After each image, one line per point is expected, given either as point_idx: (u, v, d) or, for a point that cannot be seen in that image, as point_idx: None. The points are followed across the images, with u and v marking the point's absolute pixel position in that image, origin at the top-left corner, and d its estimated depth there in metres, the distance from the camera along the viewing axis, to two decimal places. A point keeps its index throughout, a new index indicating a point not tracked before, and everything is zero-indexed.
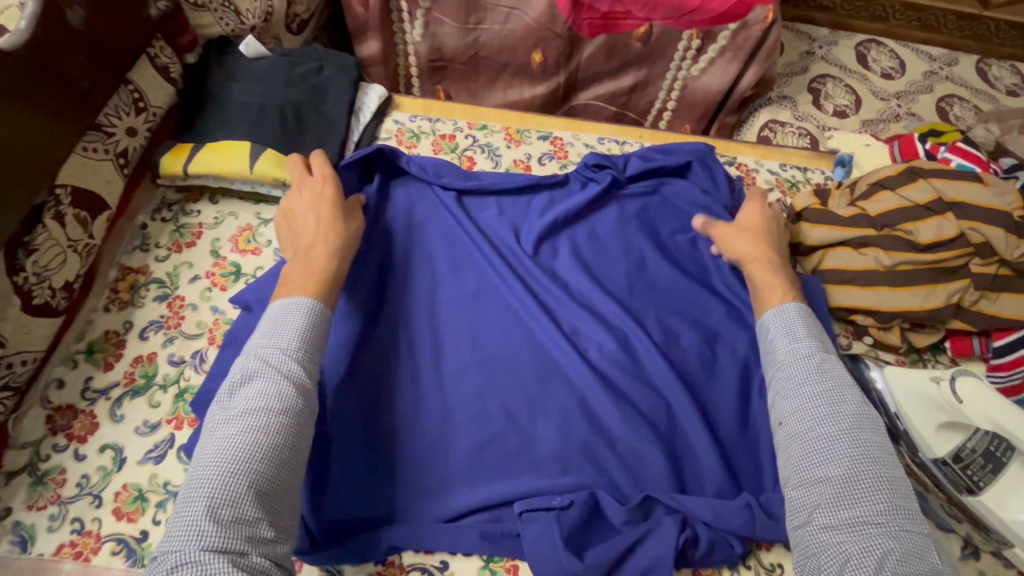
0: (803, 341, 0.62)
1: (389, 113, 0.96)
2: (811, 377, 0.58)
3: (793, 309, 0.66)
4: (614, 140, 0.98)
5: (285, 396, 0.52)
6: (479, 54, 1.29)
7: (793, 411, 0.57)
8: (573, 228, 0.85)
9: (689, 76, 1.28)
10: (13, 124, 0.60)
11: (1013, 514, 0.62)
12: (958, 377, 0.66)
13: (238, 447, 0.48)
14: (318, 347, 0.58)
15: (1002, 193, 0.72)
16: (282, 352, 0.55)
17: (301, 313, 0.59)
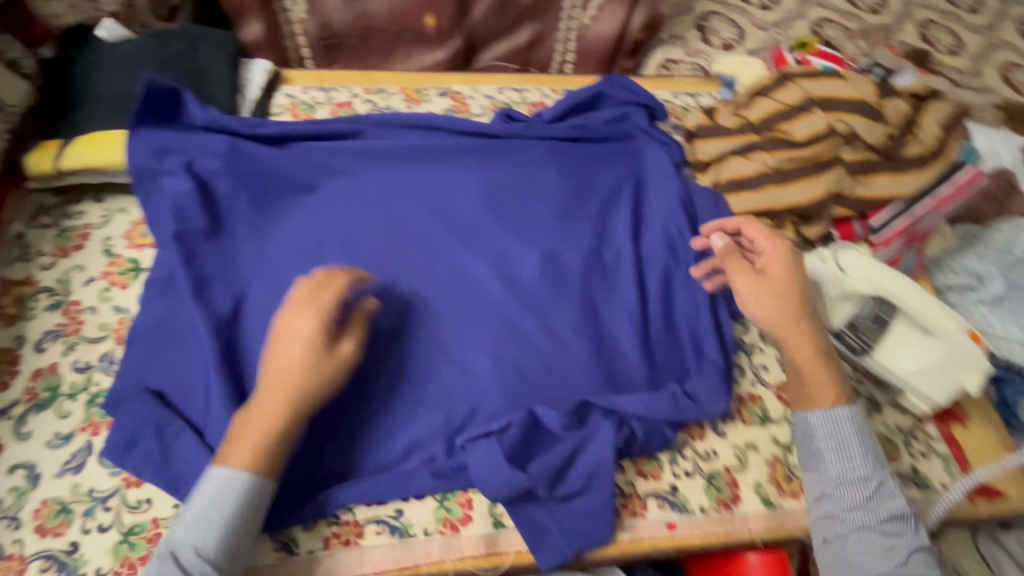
0: (853, 459, 0.59)
1: (279, 88, 0.93)
2: (856, 491, 0.58)
3: (845, 414, 0.61)
4: (513, 89, 0.99)
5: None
6: (370, 25, 1.26)
7: (844, 511, 0.58)
8: (494, 160, 0.87)
9: (581, 25, 1.31)
10: None
11: (901, 365, 0.71)
12: (840, 252, 0.74)
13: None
14: (252, 512, 0.53)
15: (858, 85, 0.78)
16: (200, 543, 0.50)
17: (231, 480, 0.52)
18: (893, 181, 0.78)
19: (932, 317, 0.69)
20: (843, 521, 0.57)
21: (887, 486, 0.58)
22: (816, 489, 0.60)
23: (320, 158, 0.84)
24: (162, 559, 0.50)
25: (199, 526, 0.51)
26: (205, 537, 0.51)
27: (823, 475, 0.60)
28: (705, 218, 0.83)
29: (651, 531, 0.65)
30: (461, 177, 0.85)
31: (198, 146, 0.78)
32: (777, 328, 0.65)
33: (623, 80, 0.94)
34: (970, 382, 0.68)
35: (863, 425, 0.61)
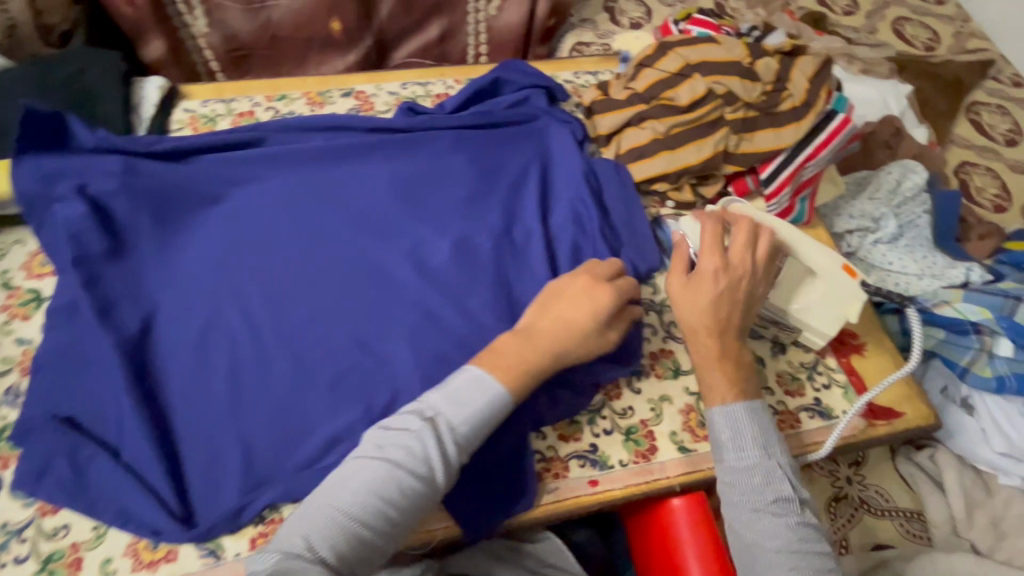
0: (748, 448, 0.62)
1: (177, 104, 0.92)
2: (752, 479, 0.61)
3: (740, 409, 0.64)
4: (417, 83, 1.00)
5: (433, 462, 0.56)
6: (277, 34, 1.25)
7: (743, 498, 0.60)
8: (400, 152, 0.88)
9: (489, 15, 1.32)
10: None
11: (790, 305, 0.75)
12: (725, 208, 0.81)
13: (349, 495, 0.54)
14: (480, 432, 0.59)
15: (731, 48, 0.84)
16: (455, 417, 0.58)
17: (479, 390, 0.60)
18: (774, 135, 0.83)
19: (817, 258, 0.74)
20: (742, 504, 0.60)
21: (778, 469, 0.61)
22: (723, 478, 0.62)
23: (219, 167, 0.84)
24: (423, 421, 0.58)
25: (453, 408, 0.59)
26: (462, 409, 0.59)
27: (724, 467, 0.62)
28: (610, 189, 0.86)
29: (574, 491, 0.68)
30: (368, 171, 0.86)
31: (88, 167, 0.77)
32: (713, 332, 0.66)
33: (519, 64, 0.97)
34: (852, 312, 0.73)
35: (760, 415, 0.64)
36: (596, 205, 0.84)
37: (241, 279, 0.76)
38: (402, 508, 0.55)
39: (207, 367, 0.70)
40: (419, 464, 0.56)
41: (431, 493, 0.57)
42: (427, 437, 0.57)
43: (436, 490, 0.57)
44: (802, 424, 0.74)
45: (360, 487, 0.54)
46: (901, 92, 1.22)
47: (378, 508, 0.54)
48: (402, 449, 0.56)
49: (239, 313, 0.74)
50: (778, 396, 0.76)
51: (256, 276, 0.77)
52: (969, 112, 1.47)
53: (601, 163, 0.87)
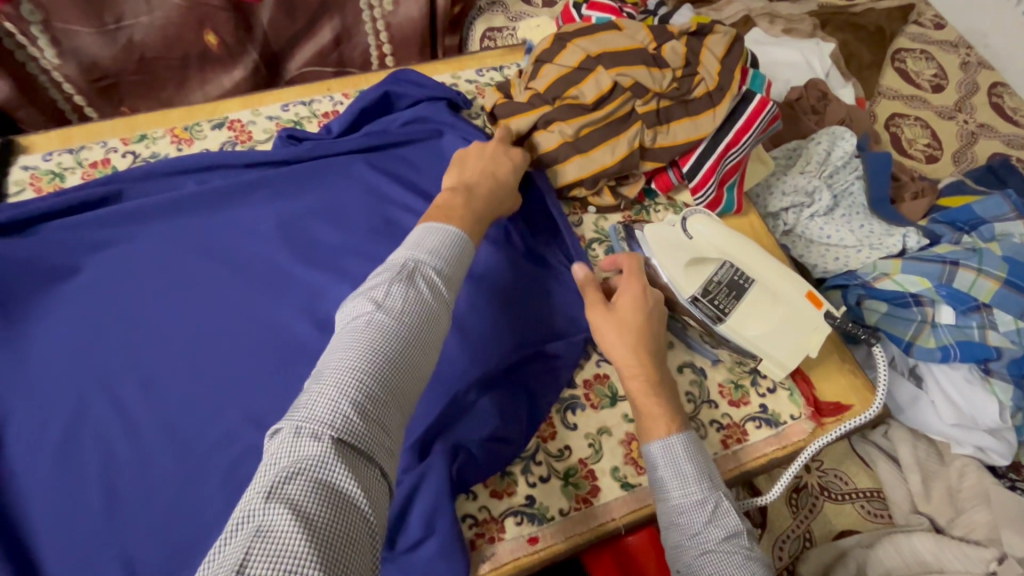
0: (691, 484, 0.56)
1: (14, 160, 0.79)
2: (696, 517, 0.55)
3: (680, 443, 0.58)
4: (300, 103, 0.89)
5: (422, 300, 0.52)
6: (144, 56, 1.11)
7: (688, 538, 0.54)
8: (287, 190, 0.78)
9: (386, 11, 1.20)
10: None
11: (750, 332, 0.68)
12: (690, 219, 0.72)
13: (361, 343, 0.46)
14: (457, 270, 0.57)
15: (634, 34, 0.76)
16: (428, 263, 0.55)
17: (442, 237, 0.58)
18: (690, 125, 0.76)
19: (779, 284, 0.68)
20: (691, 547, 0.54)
21: (724, 502, 0.56)
22: (667, 519, 0.56)
23: (67, 232, 0.71)
24: (398, 270, 0.53)
25: (426, 256, 0.55)
26: (428, 256, 0.56)
27: (667, 506, 0.56)
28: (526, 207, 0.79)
29: (513, 553, 0.61)
30: (251, 215, 0.76)
31: None
32: (640, 351, 0.63)
33: (407, 73, 0.87)
34: (813, 346, 0.67)
35: (699, 447, 0.59)
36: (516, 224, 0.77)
37: (110, 365, 0.65)
38: (417, 344, 0.50)
39: (78, 476, 0.60)
40: (409, 304, 0.51)
41: (432, 328, 0.52)
42: (405, 281, 0.52)
43: (437, 329, 0.52)
44: (749, 436, 0.70)
45: (361, 339, 0.47)
46: (824, 51, 1.17)
47: (386, 348, 0.47)
48: (389, 294, 0.51)
49: (110, 404, 0.64)
50: (724, 409, 0.71)
51: (129, 359, 0.66)
52: (894, 61, 1.44)
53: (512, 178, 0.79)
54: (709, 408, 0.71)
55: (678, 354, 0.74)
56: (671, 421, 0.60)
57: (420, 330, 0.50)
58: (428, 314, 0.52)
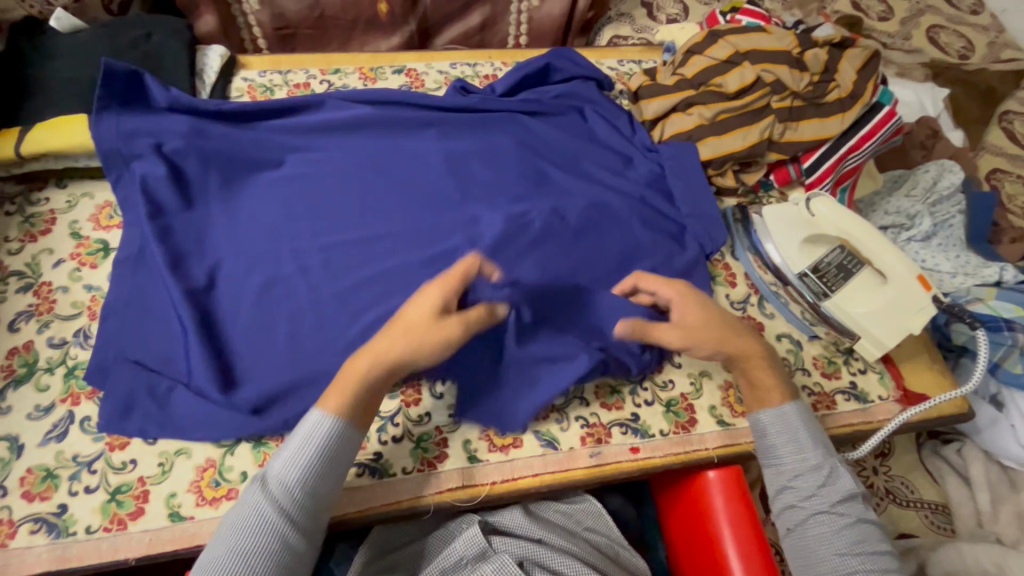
0: (805, 450, 0.63)
1: (236, 73, 0.94)
2: (810, 480, 0.62)
3: (792, 412, 0.65)
4: (465, 64, 1.03)
5: (274, 520, 0.50)
6: (324, 14, 1.26)
7: (800, 498, 0.61)
8: (456, 132, 0.91)
9: (532, 6, 1.34)
10: None
11: (855, 309, 0.76)
12: (814, 200, 0.80)
13: (234, 554, 0.49)
14: (333, 474, 0.54)
15: (781, 38, 0.87)
16: (285, 476, 0.52)
17: (320, 436, 0.54)
18: (818, 125, 0.84)
19: (890, 264, 0.74)
20: (802, 505, 0.61)
21: (838, 470, 0.62)
22: (779, 479, 0.64)
23: (280, 135, 0.86)
24: (253, 486, 0.53)
25: (291, 463, 0.53)
26: (282, 465, 0.53)
27: (781, 468, 0.63)
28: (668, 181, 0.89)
29: (616, 456, 0.70)
30: (424, 146, 0.89)
31: (156, 128, 0.78)
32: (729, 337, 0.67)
33: (567, 52, 0.99)
34: (919, 325, 0.73)
35: (809, 418, 0.66)
36: (655, 195, 0.88)
37: (302, 241, 0.78)
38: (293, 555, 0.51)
39: (272, 321, 0.72)
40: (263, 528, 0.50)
41: (295, 545, 0.51)
42: (252, 505, 0.51)
43: (302, 546, 0.52)
44: (838, 406, 0.76)
45: (236, 543, 0.50)
46: (937, 95, 1.24)
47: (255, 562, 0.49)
48: (238, 531, 0.50)
49: (299, 272, 0.76)
50: (817, 379, 0.78)
51: (317, 239, 0.79)
52: (1002, 119, 1.47)
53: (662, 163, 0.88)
54: (803, 374, 0.77)
55: (778, 325, 0.81)
56: (781, 393, 0.67)
57: (288, 544, 0.51)
58: (295, 525, 0.52)
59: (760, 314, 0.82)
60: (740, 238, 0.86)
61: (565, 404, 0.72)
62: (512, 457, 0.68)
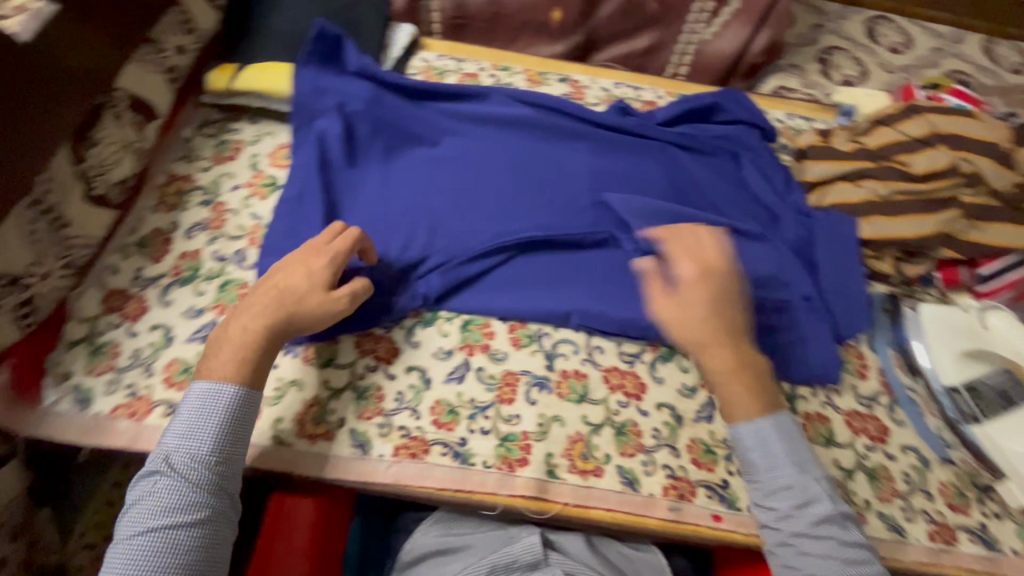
0: (778, 467, 0.62)
1: (418, 52, 1.00)
2: (785, 500, 0.61)
3: (765, 423, 0.64)
4: (630, 86, 1.03)
5: (191, 492, 0.55)
6: (501, 12, 1.30)
7: (781, 520, 0.61)
8: (607, 150, 0.92)
9: (703, 39, 1.30)
10: (76, 33, 0.67)
11: (1012, 447, 0.69)
12: (987, 313, 0.78)
13: (152, 538, 0.53)
14: (236, 440, 0.59)
15: (992, 127, 0.79)
16: (186, 444, 0.57)
17: (221, 401, 0.59)
18: (1008, 232, 0.78)
19: None
20: (783, 523, 0.61)
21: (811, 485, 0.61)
22: (761, 499, 0.63)
23: (443, 116, 0.91)
24: (153, 468, 0.56)
25: (190, 437, 0.57)
26: (180, 438, 0.57)
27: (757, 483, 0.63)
28: (818, 249, 0.83)
29: (696, 518, 0.67)
30: (574, 156, 0.90)
31: (340, 88, 0.86)
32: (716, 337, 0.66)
33: (738, 95, 0.96)
34: None
35: (788, 427, 0.64)
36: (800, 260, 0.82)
37: (441, 218, 0.81)
38: (217, 515, 0.56)
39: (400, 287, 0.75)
40: (176, 504, 0.54)
41: (214, 519, 0.56)
42: (160, 489, 0.55)
43: (221, 519, 0.57)
44: (959, 543, 0.68)
45: (153, 524, 0.54)
46: None
47: (176, 534, 0.53)
48: (147, 517, 0.54)
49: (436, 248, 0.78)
50: (939, 505, 0.70)
51: (455, 219, 0.82)
52: None
53: (815, 229, 0.84)
54: (924, 497, 0.70)
55: (906, 435, 0.74)
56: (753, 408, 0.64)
57: (210, 510, 0.56)
58: (211, 488, 0.56)
59: (888, 418, 0.75)
60: (883, 332, 0.80)
61: (654, 448, 0.69)
62: (591, 484, 0.67)
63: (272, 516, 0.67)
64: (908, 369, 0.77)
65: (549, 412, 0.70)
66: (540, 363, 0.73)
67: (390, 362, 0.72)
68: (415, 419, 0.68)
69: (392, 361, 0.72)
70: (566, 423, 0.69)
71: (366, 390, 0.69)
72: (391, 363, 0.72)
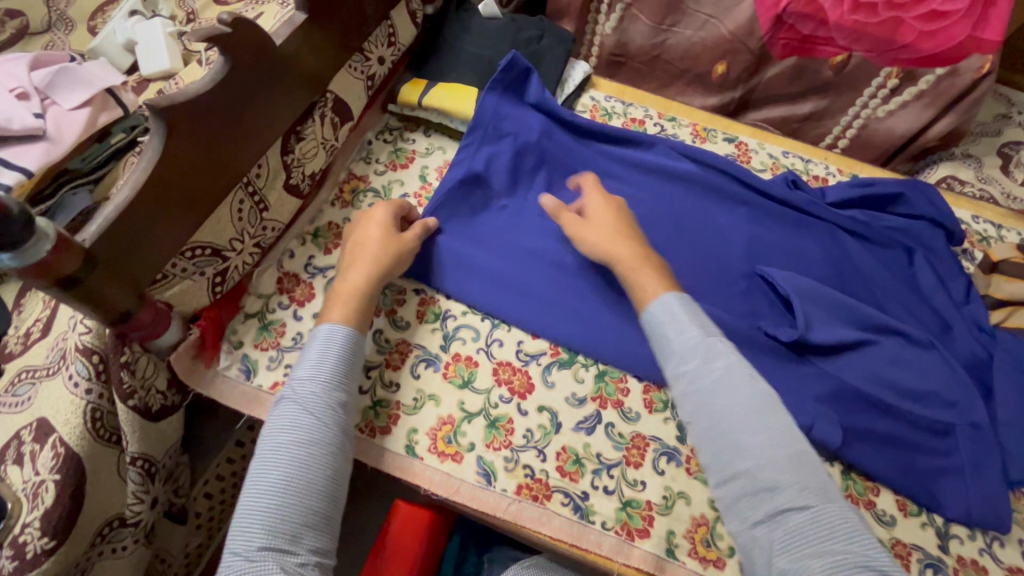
0: (688, 334, 0.63)
1: (587, 90, 1.02)
2: (746, 395, 0.58)
3: (687, 310, 0.65)
4: (799, 157, 0.99)
5: (309, 415, 0.59)
6: (662, 56, 1.28)
7: (742, 414, 0.57)
8: (769, 223, 0.88)
9: (873, 115, 1.21)
10: (315, 44, 0.73)
11: None
12: None
13: (285, 456, 0.57)
14: (350, 378, 0.64)
15: None
16: (307, 377, 0.62)
17: (335, 343, 0.64)
18: None
19: None
20: (740, 420, 0.57)
21: (756, 381, 0.60)
22: (690, 383, 0.61)
23: (607, 158, 0.91)
24: (281, 399, 0.61)
25: (310, 371, 0.62)
26: (303, 373, 0.62)
27: (690, 365, 0.62)
28: (998, 378, 0.75)
29: None
30: (735, 222, 0.87)
31: (517, 117, 0.88)
32: None
33: (926, 188, 0.90)
34: None
35: (697, 311, 0.66)
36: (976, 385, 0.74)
37: None
38: (335, 441, 0.60)
39: (546, 322, 0.76)
40: (302, 429, 0.59)
41: (334, 449, 0.60)
42: (285, 414, 0.60)
43: (338, 447, 0.60)
44: None
45: (282, 446, 0.58)
46: None
47: (304, 455, 0.57)
48: (278, 437, 0.58)
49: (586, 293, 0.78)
50: None
51: None
52: None
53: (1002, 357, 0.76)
54: None
55: None
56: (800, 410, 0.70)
57: (331, 433, 0.60)
58: (331, 412, 0.61)
59: None
60: None
61: None
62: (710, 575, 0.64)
63: (388, 521, 0.71)
64: None
65: (676, 487, 0.67)
66: (672, 433, 0.71)
67: (523, 397, 0.72)
68: (540, 460, 0.68)
69: (525, 397, 0.72)
70: (692, 502, 0.66)
71: (497, 419, 0.70)
72: (524, 398, 0.72)
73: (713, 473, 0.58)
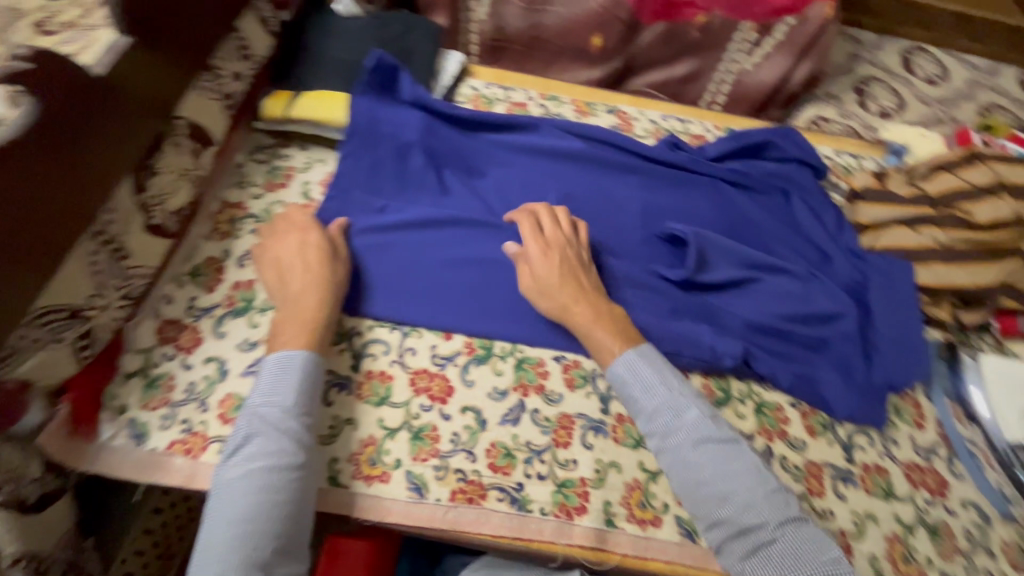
0: (654, 395, 0.65)
1: (465, 80, 1.01)
2: (711, 441, 0.62)
3: (647, 365, 0.67)
4: (677, 118, 1.03)
5: (281, 440, 0.58)
6: (540, 35, 1.27)
7: (714, 464, 0.61)
8: (657, 186, 0.90)
9: (743, 69, 1.28)
10: (150, 69, 0.66)
11: None
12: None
13: (258, 483, 0.55)
14: (315, 400, 0.63)
15: None
16: (275, 402, 0.60)
17: (300, 367, 0.63)
18: None
19: None
20: (710, 466, 0.61)
21: (715, 420, 0.64)
22: (663, 441, 0.64)
23: (494, 146, 0.90)
24: (247, 423, 0.59)
25: (276, 396, 0.60)
26: (269, 398, 0.60)
27: (660, 422, 0.65)
28: (874, 297, 0.82)
29: None
30: (626, 190, 0.89)
31: (395, 117, 0.85)
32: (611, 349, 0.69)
33: (793, 134, 0.96)
34: None
35: (659, 361, 0.68)
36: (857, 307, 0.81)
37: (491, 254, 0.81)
38: (307, 463, 0.59)
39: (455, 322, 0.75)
40: (275, 454, 0.57)
41: (306, 471, 0.59)
42: (254, 441, 0.58)
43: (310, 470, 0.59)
44: None
45: (253, 471, 0.56)
46: None
47: (278, 480, 0.56)
48: (250, 462, 0.56)
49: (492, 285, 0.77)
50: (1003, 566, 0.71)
51: None
52: None
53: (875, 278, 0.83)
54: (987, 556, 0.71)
55: (965, 490, 0.74)
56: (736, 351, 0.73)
57: (304, 455, 0.59)
58: (300, 433, 0.59)
59: (947, 471, 0.75)
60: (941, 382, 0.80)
61: None
62: (649, 534, 0.66)
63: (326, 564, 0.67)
64: (965, 417, 0.80)
65: (606, 458, 0.69)
66: (595, 406, 0.72)
67: (445, 401, 0.70)
68: (470, 461, 0.67)
69: (446, 401, 0.71)
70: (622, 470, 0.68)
71: (421, 430, 0.68)
72: (446, 403, 0.70)
73: (699, 521, 0.62)
